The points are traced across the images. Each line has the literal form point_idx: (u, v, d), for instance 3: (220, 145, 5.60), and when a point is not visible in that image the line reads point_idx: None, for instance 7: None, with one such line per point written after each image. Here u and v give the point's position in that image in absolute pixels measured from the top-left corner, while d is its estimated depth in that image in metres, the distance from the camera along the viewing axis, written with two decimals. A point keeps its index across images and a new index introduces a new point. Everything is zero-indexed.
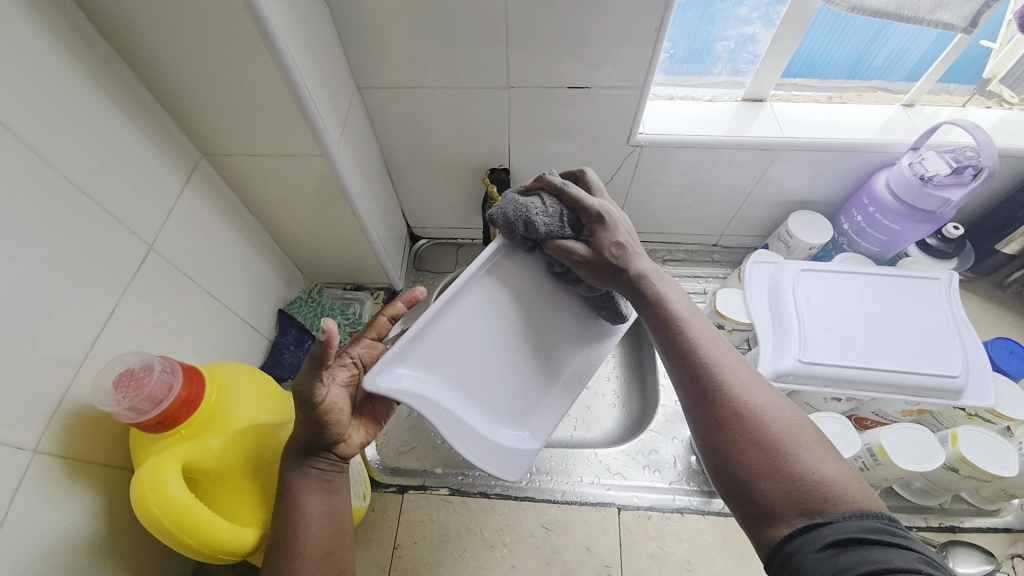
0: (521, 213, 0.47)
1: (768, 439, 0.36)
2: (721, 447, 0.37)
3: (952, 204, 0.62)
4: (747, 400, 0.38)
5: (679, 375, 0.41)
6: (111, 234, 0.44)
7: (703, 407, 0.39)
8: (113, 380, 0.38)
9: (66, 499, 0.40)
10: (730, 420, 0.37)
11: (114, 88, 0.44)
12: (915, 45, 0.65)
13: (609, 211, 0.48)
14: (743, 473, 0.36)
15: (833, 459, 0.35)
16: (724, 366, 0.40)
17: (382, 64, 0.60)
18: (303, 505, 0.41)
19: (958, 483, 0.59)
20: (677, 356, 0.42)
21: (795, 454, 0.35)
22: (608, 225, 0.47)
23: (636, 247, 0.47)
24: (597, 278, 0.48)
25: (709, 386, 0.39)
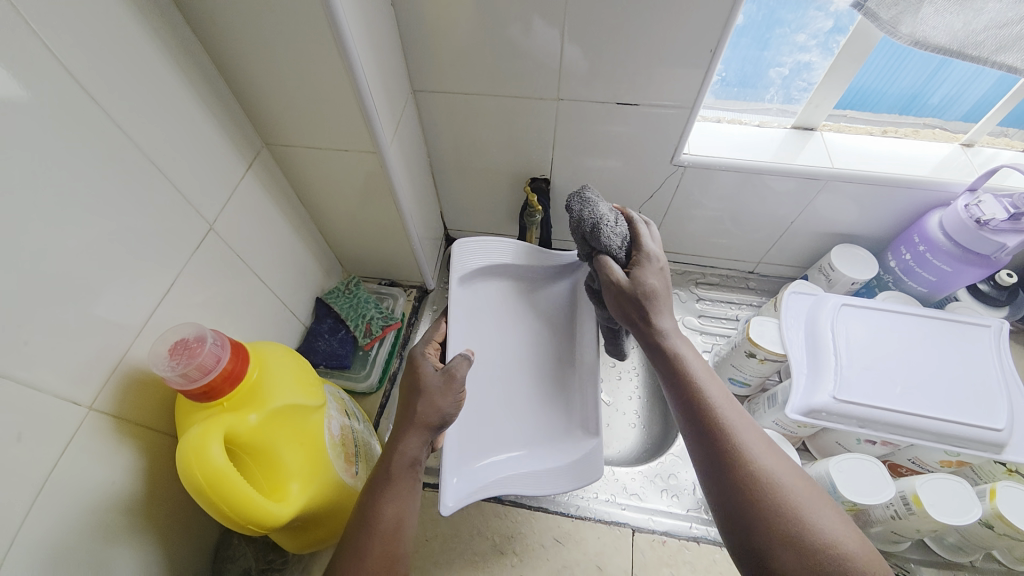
0: (594, 210, 0.53)
1: (789, 505, 0.37)
2: (740, 515, 0.38)
3: (1008, 250, 0.60)
4: (768, 470, 0.39)
5: (697, 437, 0.42)
6: (177, 210, 0.47)
7: (721, 471, 0.40)
8: (169, 347, 0.41)
9: (113, 456, 0.43)
10: (751, 486, 0.38)
11: (193, 75, 0.47)
12: (974, 86, 0.63)
13: (660, 261, 0.52)
14: (763, 539, 0.37)
15: (846, 527, 0.37)
16: (741, 429, 0.41)
17: (438, 70, 0.62)
18: (402, 499, 0.44)
19: (992, 540, 0.56)
20: (697, 416, 0.43)
21: (817, 530, 0.36)
22: (651, 265, 0.51)
23: (667, 301, 0.50)
24: (617, 308, 0.51)
25: (728, 449, 0.40)
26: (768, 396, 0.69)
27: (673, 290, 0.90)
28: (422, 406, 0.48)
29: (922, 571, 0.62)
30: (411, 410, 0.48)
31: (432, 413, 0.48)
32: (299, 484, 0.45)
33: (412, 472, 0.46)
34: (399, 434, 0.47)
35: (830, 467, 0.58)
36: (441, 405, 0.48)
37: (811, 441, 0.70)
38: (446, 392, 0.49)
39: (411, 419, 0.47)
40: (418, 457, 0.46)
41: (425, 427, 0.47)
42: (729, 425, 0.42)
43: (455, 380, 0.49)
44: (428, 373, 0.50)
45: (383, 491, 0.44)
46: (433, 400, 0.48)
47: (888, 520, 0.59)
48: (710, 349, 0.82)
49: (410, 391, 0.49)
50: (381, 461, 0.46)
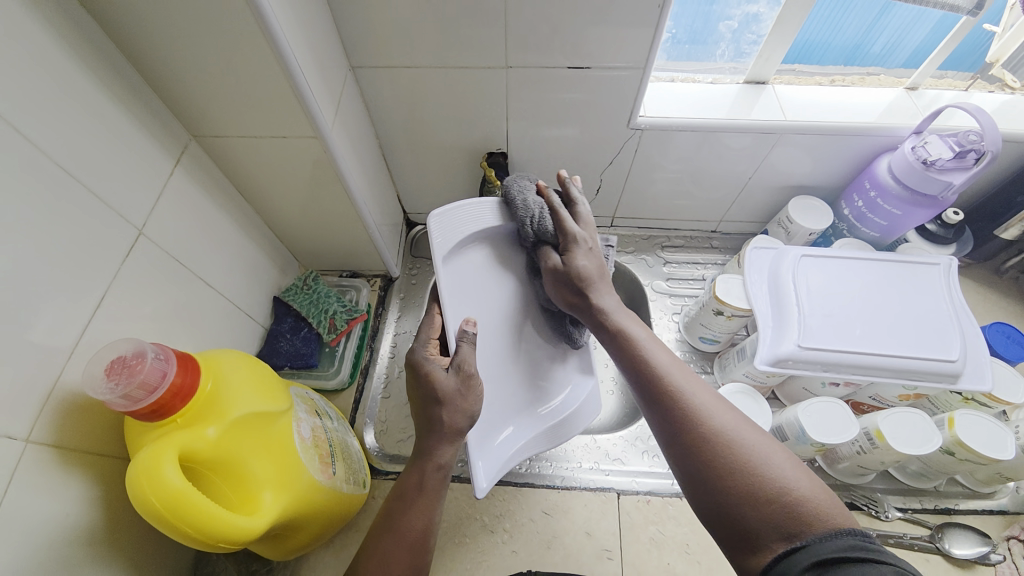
0: (526, 216, 0.53)
1: (746, 463, 0.36)
2: (700, 475, 0.38)
3: (954, 188, 0.61)
4: (721, 429, 0.38)
5: (650, 407, 0.42)
6: (99, 217, 0.43)
7: (676, 440, 0.40)
8: (105, 368, 0.38)
9: (61, 488, 0.40)
10: (705, 446, 0.38)
11: (98, 64, 0.42)
12: (912, 30, 0.64)
13: (586, 238, 0.51)
14: (722, 500, 0.36)
15: (805, 474, 0.36)
16: (696, 396, 0.41)
17: (377, 43, 0.58)
18: (428, 509, 0.44)
19: (952, 465, 0.59)
20: (646, 388, 0.43)
21: (774, 479, 0.35)
22: (580, 250, 0.50)
23: (599, 285, 0.50)
24: (554, 293, 0.53)
25: (678, 417, 0.40)
26: (738, 351, 0.70)
27: (640, 256, 0.89)
28: (448, 415, 0.46)
29: (888, 499, 0.65)
30: (438, 421, 0.46)
31: (460, 418, 0.46)
32: (271, 493, 0.43)
33: (441, 476, 0.45)
34: (430, 442, 0.46)
35: (799, 412, 0.60)
36: (466, 408, 0.47)
37: (780, 390, 0.72)
38: (468, 393, 0.47)
39: (442, 430, 0.46)
40: (448, 463, 0.46)
41: (456, 434, 0.46)
42: (681, 391, 0.41)
43: (474, 379, 0.47)
44: (443, 379, 0.47)
45: (414, 500, 0.44)
46: (458, 406, 0.46)
47: (855, 455, 0.62)
48: (679, 311, 0.83)
49: (428, 400, 0.46)
50: (413, 466, 0.45)
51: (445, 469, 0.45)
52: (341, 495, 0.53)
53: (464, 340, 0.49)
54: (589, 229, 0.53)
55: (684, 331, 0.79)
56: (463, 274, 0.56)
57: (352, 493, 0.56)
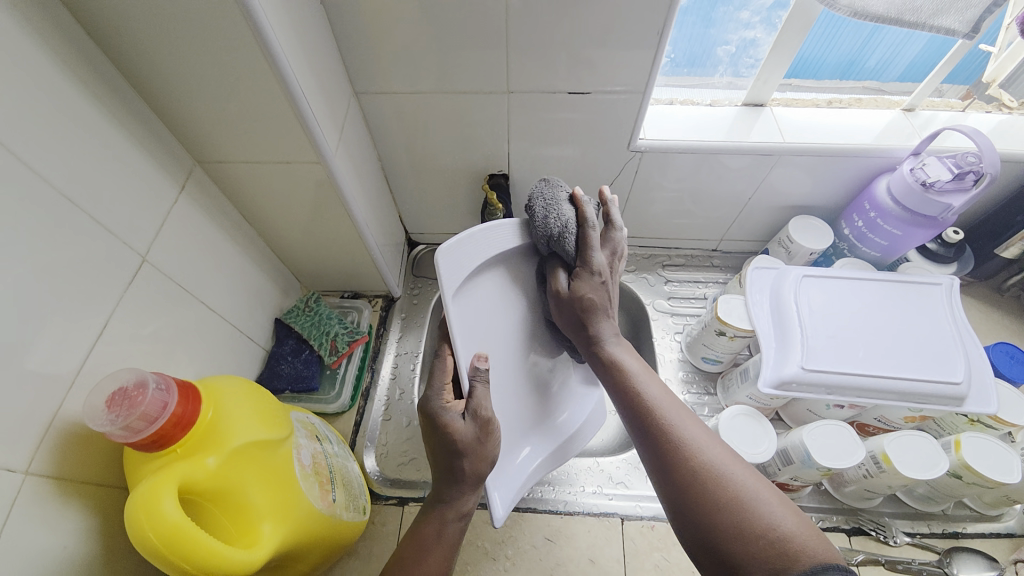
0: (549, 228, 0.47)
1: (730, 494, 0.36)
2: (689, 510, 0.37)
3: (953, 210, 0.61)
4: (710, 463, 0.38)
5: (642, 440, 0.42)
6: (103, 245, 0.43)
7: (666, 474, 0.39)
8: (105, 400, 0.37)
9: (59, 520, 0.39)
10: (693, 481, 0.38)
11: (106, 95, 0.42)
12: (907, 49, 0.65)
13: (603, 272, 0.48)
14: (710, 536, 0.36)
15: (791, 510, 0.35)
16: (683, 426, 0.41)
17: (380, 69, 0.59)
18: (447, 551, 0.46)
19: (960, 489, 0.59)
20: (637, 419, 0.43)
21: (762, 516, 0.35)
22: (594, 281, 0.47)
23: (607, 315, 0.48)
24: (557, 313, 0.51)
25: (667, 450, 0.40)
26: (741, 372, 0.70)
27: (641, 274, 0.90)
28: (470, 464, 0.46)
29: (896, 523, 0.64)
30: (459, 470, 0.46)
31: (482, 465, 0.47)
32: (271, 524, 0.43)
33: (458, 523, 0.48)
34: (448, 489, 0.47)
35: (804, 435, 0.59)
36: (488, 455, 0.47)
37: (784, 411, 0.72)
38: (488, 441, 0.46)
39: (463, 477, 0.46)
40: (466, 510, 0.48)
41: (477, 482, 0.47)
42: (670, 424, 0.41)
43: (493, 431, 0.46)
44: (461, 429, 0.45)
45: (431, 547, 0.46)
46: (479, 455, 0.46)
47: (862, 479, 0.61)
48: (682, 330, 0.83)
49: (448, 450, 0.45)
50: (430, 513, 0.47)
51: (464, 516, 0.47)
52: (342, 523, 0.52)
53: (479, 380, 0.46)
54: (615, 255, 0.50)
55: (687, 351, 0.79)
56: (474, 302, 0.49)
57: (352, 520, 0.55)
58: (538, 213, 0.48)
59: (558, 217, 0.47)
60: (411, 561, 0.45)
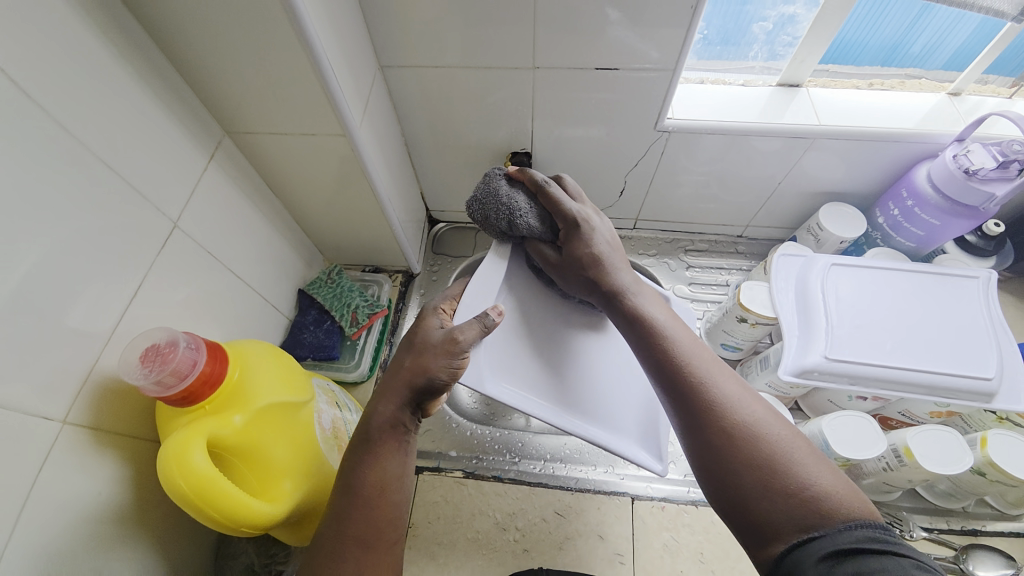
0: (509, 215, 0.49)
1: (765, 453, 0.36)
2: (719, 465, 0.37)
3: (996, 200, 0.59)
4: (742, 420, 0.37)
5: (670, 394, 0.41)
6: (137, 210, 0.44)
7: (696, 429, 0.39)
8: (139, 355, 0.39)
9: (95, 468, 0.41)
10: (726, 437, 0.37)
11: (140, 62, 0.43)
12: (955, 33, 0.62)
13: (584, 218, 0.49)
14: (739, 491, 0.35)
15: (827, 470, 0.35)
16: (717, 383, 0.40)
17: (406, 43, 0.59)
18: (381, 464, 0.41)
19: (983, 487, 0.57)
20: (666, 373, 0.41)
21: (797, 474, 0.34)
22: (581, 235, 0.48)
23: (613, 260, 0.49)
24: (569, 281, 0.52)
25: (697, 405, 0.39)
26: (760, 359, 0.69)
27: (662, 259, 0.88)
28: (414, 360, 0.44)
29: (913, 517, 0.64)
30: (403, 366, 0.44)
31: (418, 372, 0.43)
32: (292, 482, 0.44)
33: (396, 435, 0.43)
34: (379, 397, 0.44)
35: (824, 425, 0.58)
36: (429, 364, 0.43)
37: (803, 400, 0.70)
38: (438, 352, 0.43)
39: (399, 375, 0.44)
40: (402, 421, 0.43)
41: (405, 387, 0.43)
42: (702, 379, 0.40)
43: (457, 343, 0.43)
44: (431, 330, 0.46)
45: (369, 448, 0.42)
46: (421, 360, 0.43)
47: (880, 472, 0.59)
48: (701, 316, 0.82)
49: (410, 343, 0.46)
50: (362, 425, 0.43)
51: (397, 424, 0.42)
52: None
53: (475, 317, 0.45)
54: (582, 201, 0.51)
55: (705, 337, 0.78)
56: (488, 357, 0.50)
57: None
58: (480, 211, 0.50)
59: (505, 200, 0.48)
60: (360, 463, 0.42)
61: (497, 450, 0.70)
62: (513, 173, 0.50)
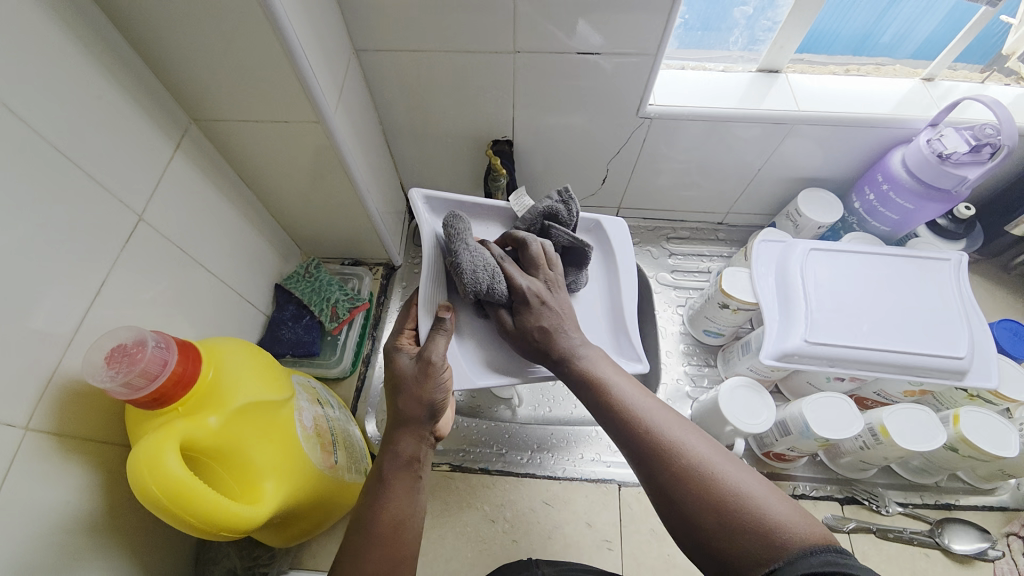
0: (470, 285, 0.45)
1: (716, 495, 0.34)
2: (677, 513, 0.35)
3: (968, 183, 0.60)
4: (695, 461, 0.36)
5: (623, 447, 0.39)
6: (99, 203, 0.42)
7: (651, 479, 0.37)
8: (105, 356, 0.37)
9: (60, 476, 0.39)
10: (680, 483, 0.35)
11: (96, 45, 0.40)
12: (923, 22, 0.63)
13: (532, 291, 0.47)
14: (699, 535, 0.34)
15: (783, 501, 0.33)
16: (663, 428, 0.38)
17: (381, 26, 0.57)
18: (403, 498, 0.42)
19: (956, 462, 0.59)
20: (616, 427, 0.40)
21: (754, 511, 0.33)
22: (535, 310, 0.46)
23: (563, 328, 0.47)
24: (516, 347, 0.49)
25: (648, 452, 0.38)
26: (742, 345, 0.70)
27: (645, 247, 0.89)
28: (404, 399, 0.44)
29: (889, 494, 0.65)
30: (397, 408, 0.44)
31: (417, 406, 0.44)
32: (273, 482, 0.43)
33: (411, 470, 0.43)
34: (394, 436, 0.44)
35: (804, 408, 0.59)
36: (423, 396, 0.44)
37: (783, 384, 0.72)
38: (426, 380, 0.44)
39: (399, 418, 0.44)
40: (416, 455, 0.44)
41: (412, 423, 0.44)
42: (650, 426, 0.39)
43: (434, 365, 0.44)
44: (405, 366, 0.46)
45: (384, 489, 0.42)
46: (413, 392, 0.44)
47: (858, 451, 0.61)
48: (684, 304, 0.82)
49: (392, 385, 0.46)
50: (377, 464, 0.44)
51: (413, 458, 0.43)
52: (343, 483, 0.53)
53: (437, 332, 0.46)
54: (543, 272, 0.49)
55: (688, 324, 0.79)
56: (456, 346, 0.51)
57: (353, 482, 0.56)
58: (458, 260, 0.46)
59: (481, 266, 0.46)
60: (373, 503, 0.41)
61: (485, 441, 0.70)
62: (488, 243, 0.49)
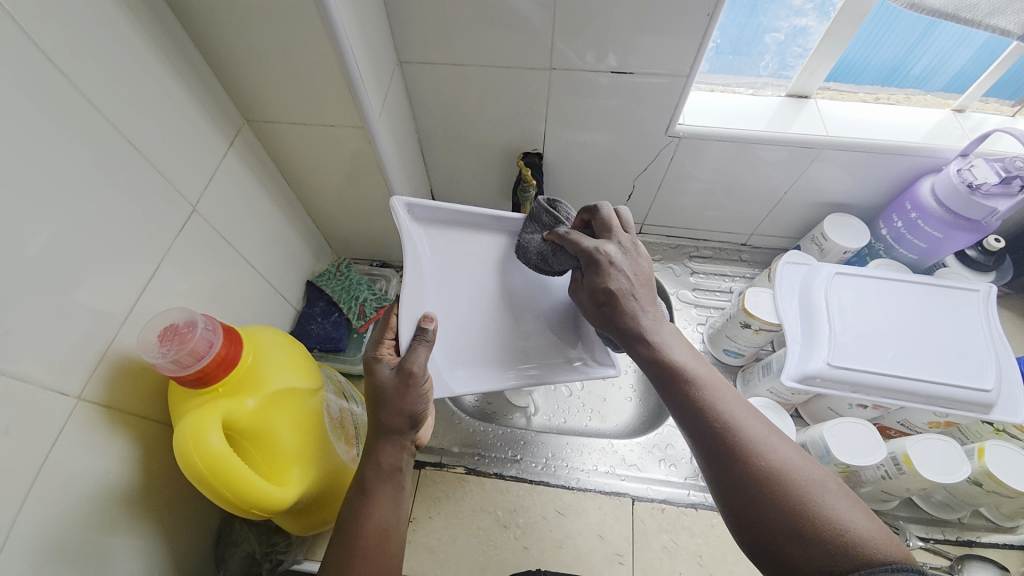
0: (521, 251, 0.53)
1: (792, 498, 0.35)
2: (747, 508, 0.36)
3: (998, 215, 0.60)
4: (773, 463, 0.37)
5: (696, 437, 0.40)
6: (158, 192, 0.45)
7: (724, 472, 0.38)
8: (158, 334, 0.40)
9: (106, 446, 0.41)
10: (756, 481, 0.36)
11: (169, 47, 0.44)
12: (956, 56, 0.64)
13: (602, 254, 0.46)
14: (768, 534, 0.35)
15: (860, 511, 0.34)
16: (744, 425, 0.39)
17: (425, 41, 0.60)
18: (385, 507, 0.43)
19: (980, 498, 0.58)
20: (692, 417, 0.41)
21: (830, 518, 0.34)
22: (604, 275, 0.46)
23: (635, 300, 0.46)
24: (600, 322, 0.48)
25: (726, 446, 0.38)
26: (763, 365, 0.70)
27: (667, 264, 0.89)
28: (387, 412, 0.45)
29: (909, 527, 0.64)
30: (379, 419, 0.45)
31: (398, 418, 0.44)
32: (301, 468, 0.44)
33: (393, 480, 0.44)
34: (375, 445, 0.45)
35: (825, 432, 0.59)
36: (405, 409, 0.44)
37: (803, 408, 0.71)
38: (408, 393, 0.44)
39: (382, 428, 0.45)
40: (398, 464, 0.45)
41: (391, 434, 0.45)
42: (729, 422, 0.39)
43: (415, 376, 0.44)
44: (386, 377, 0.46)
45: (368, 499, 0.43)
46: (396, 406, 0.44)
47: (880, 480, 0.60)
48: (704, 322, 0.83)
49: (372, 396, 0.46)
50: (359, 473, 0.44)
51: (395, 468, 0.44)
52: None
53: (419, 342, 0.46)
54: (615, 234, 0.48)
55: (708, 343, 0.79)
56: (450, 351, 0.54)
57: None
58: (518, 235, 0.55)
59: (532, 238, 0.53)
60: (356, 514, 0.42)
61: (499, 446, 0.71)
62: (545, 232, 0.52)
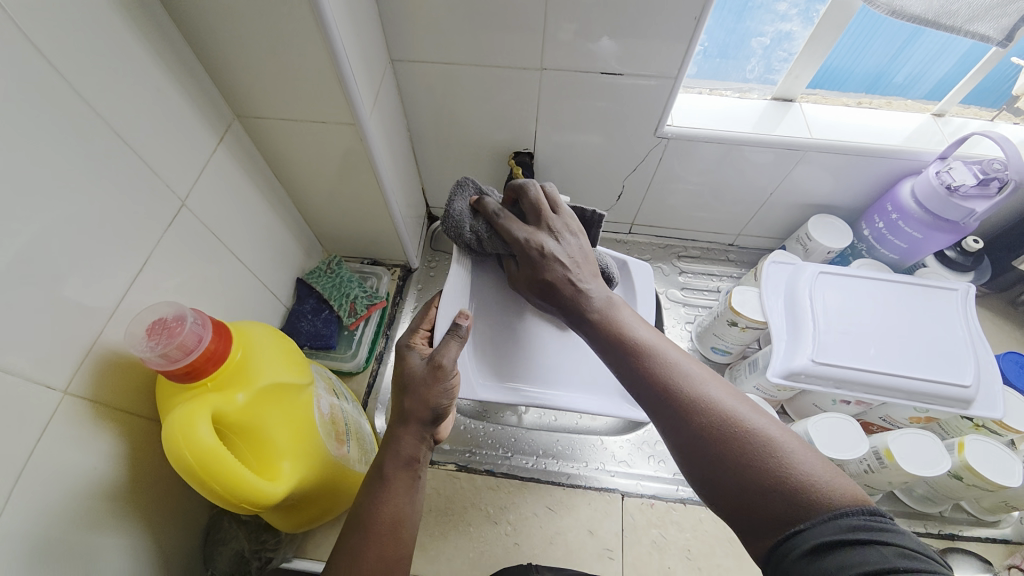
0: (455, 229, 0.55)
1: (742, 449, 0.35)
2: (702, 464, 0.37)
3: (976, 216, 0.62)
4: (723, 416, 0.37)
5: (649, 402, 0.41)
6: (147, 186, 0.45)
7: (676, 430, 0.39)
8: (146, 328, 0.39)
9: (92, 441, 0.41)
10: (707, 435, 0.37)
11: (159, 41, 0.44)
12: (939, 63, 0.65)
13: (534, 241, 0.50)
14: (725, 486, 0.35)
15: (813, 456, 0.34)
16: (692, 384, 0.40)
17: (417, 39, 0.60)
18: (399, 499, 0.43)
19: (960, 491, 0.60)
20: (643, 382, 0.42)
21: (783, 465, 0.34)
22: (541, 263, 0.49)
23: (575, 278, 0.49)
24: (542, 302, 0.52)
25: (676, 405, 0.39)
26: (749, 363, 0.71)
27: (656, 264, 0.91)
28: (411, 400, 0.45)
29: None
30: (402, 408, 0.45)
31: (423, 408, 0.45)
32: (291, 463, 0.44)
33: (409, 471, 0.44)
34: (394, 434, 0.45)
35: (809, 426, 0.60)
36: (430, 400, 0.45)
37: (789, 405, 0.73)
38: (434, 384, 0.45)
39: (404, 418, 0.45)
40: (415, 455, 0.45)
41: (414, 424, 0.45)
42: (678, 382, 0.40)
43: (443, 369, 0.45)
44: (416, 367, 0.47)
45: (385, 487, 0.43)
46: (422, 396, 0.45)
47: (862, 474, 0.61)
48: (693, 321, 0.84)
49: (401, 385, 0.47)
50: (377, 461, 0.44)
51: (413, 459, 0.44)
52: (353, 473, 0.55)
53: (452, 336, 0.46)
54: (542, 217, 0.51)
55: (696, 341, 0.80)
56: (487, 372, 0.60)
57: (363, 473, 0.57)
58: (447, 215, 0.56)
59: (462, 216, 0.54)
60: (373, 501, 0.42)
61: (490, 444, 0.71)
62: (470, 207, 0.54)
